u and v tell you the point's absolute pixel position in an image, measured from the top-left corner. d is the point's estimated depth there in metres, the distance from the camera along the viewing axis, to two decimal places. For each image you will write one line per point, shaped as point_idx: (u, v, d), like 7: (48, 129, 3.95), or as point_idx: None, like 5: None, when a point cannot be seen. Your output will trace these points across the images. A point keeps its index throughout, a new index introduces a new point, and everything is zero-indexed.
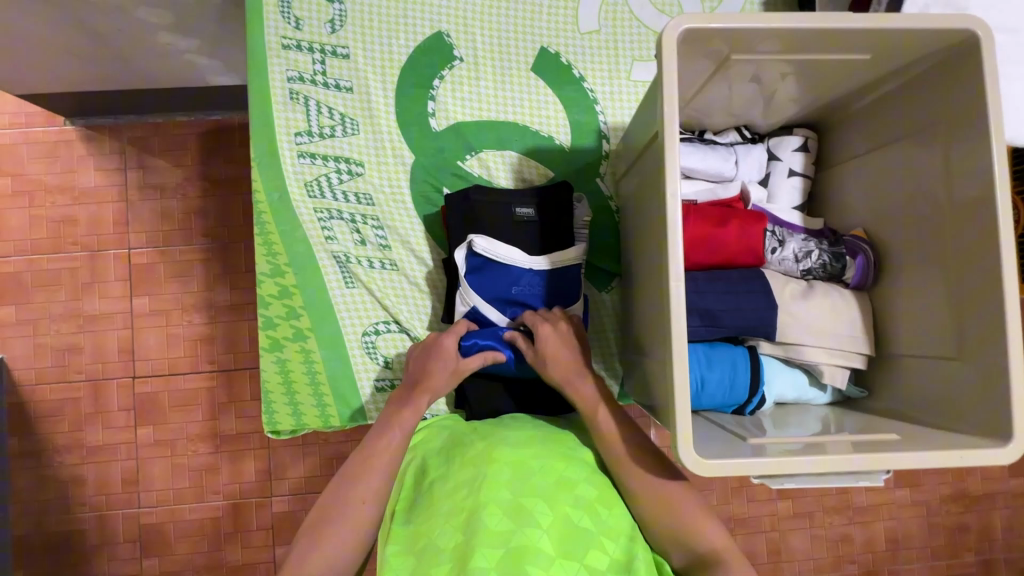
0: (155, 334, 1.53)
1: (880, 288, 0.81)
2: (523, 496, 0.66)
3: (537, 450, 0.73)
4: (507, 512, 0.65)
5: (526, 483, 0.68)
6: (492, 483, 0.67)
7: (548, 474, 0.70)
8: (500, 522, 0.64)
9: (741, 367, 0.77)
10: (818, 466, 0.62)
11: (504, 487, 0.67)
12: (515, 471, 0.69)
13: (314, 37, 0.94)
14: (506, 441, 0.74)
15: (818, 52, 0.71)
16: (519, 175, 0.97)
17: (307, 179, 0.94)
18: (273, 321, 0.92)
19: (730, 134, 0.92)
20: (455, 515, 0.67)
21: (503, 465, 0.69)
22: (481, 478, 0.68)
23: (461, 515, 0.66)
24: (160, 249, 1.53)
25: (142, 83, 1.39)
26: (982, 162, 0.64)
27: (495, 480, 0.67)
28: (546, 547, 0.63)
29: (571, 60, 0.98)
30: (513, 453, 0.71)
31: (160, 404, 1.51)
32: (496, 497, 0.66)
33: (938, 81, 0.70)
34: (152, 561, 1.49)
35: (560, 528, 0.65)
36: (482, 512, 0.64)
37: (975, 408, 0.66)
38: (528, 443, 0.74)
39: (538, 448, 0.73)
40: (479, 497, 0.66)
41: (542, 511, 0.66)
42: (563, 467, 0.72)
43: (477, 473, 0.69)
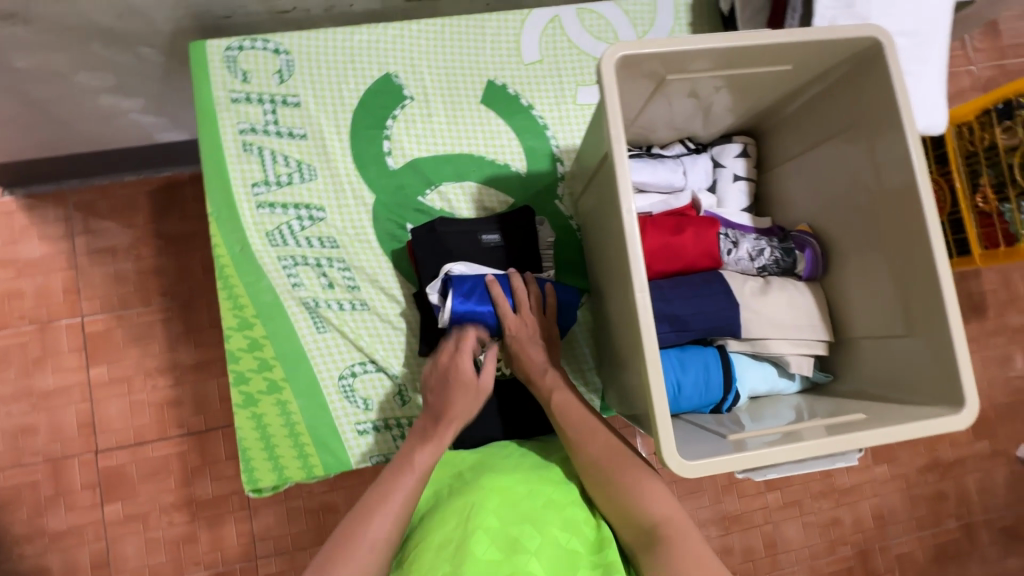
0: (117, 402, 1.46)
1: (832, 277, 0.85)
2: (511, 524, 0.67)
3: (523, 476, 0.75)
4: (497, 542, 0.65)
5: (515, 508, 0.69)
6: (481, 513, 0.67)
7: (537, 498, 0.72)
8: (488, 550, 0.64)
9: (713, 367, 0.80)
10: (795, 453, 0.65)
11: (492, 516, 0.67)
12: (504, 497, 0.70)
13: (263, 88, 0.95)
14: (493, 471, 0.74)
15: (744, 66, 0.77)
16: (480, 205, 0.99)
17: (268, 228, 0.93)
18: (244, 375, 0.90)
19: (676, 146, 0.97)
20: (443, 547, 0.66)
21: (491, 494, 0.70)
22: (470, 509, 0.68)
23: (448, 547, 0.65)
24: (115, 314, 1.48)
25: (85, 146, 1.35)
26: (902, 153, 0.70)
27: (485, 511, 0.68)
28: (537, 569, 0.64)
29: (518, 90, 1.02)
30: (502, 482, 0.72)
31: (128, 476, 1.44)
32: (485, 526, 0.66)
33: (854, 84, 0.76)
34: None
35: (550, 550, 0.66)
36: (472, 541, 0.64)
37: (930, 380, 0.70)
38: (515, 471, 0.75)
39: (525, 475, 0.75)
40: (468, 527, 0.66)
41: (530, 537, 0.66)
42: (550, 491, 0.73)
43: (466, 504, 0.69)
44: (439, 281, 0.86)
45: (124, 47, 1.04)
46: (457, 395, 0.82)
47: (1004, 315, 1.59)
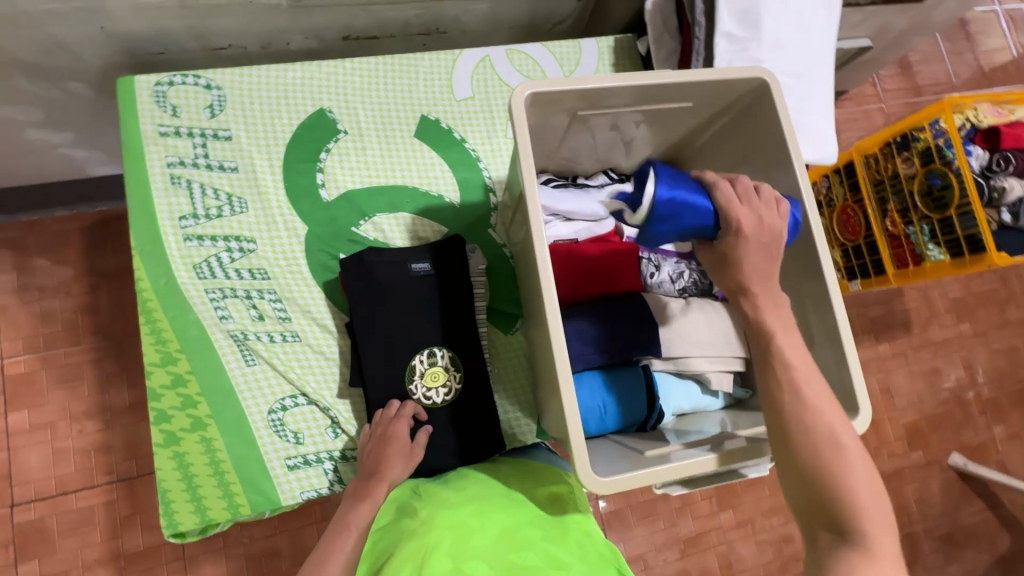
0: (39, 451, 1.37)
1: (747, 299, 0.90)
2: (465, 561, 0.64)
3: (471, 506, 0.72)
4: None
5: (467, 543, 0.66)
6: (434, 556, 0.64)
7: (489, 526, 0.69)
8: None
9: (637, 388, 0.82)
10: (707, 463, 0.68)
11: (445, 557, 0.64)
12: (455, 534, 0.67)
13: (193, 122, 0.96)
14: (442, 509, 0.71)
15: (650, 104, 0.83)
16: (414, 235, 1.01)
17: (196, 261, 0.92)
18: (166, 414, 0.87)
19: (599, 176, 1.02)
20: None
21: (443, 533, 0.67)
22: (425, 552, 0.64)
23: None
24: (40, 355, 1.40)
25: (12, 180, 1.31)
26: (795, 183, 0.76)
27: (437, 551, 0.64)
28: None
29: (451, 124, 1.06)
30: (453, 517, 0.69)
31: (48, 531, 1.34)
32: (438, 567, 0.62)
33: (750, 120, 0.83)
34: None
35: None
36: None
37: (828, 393, 0.75)
38: (465, 504, 0.73)
39: (473, 506, 0.72)
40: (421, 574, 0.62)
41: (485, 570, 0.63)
42: (504, 518, 0.71)
43: (420, 550, 0.65)
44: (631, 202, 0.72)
45: (52, 82, 1.03)
46: (393, 459, 0.83)
47: (927, 330, 1.71)
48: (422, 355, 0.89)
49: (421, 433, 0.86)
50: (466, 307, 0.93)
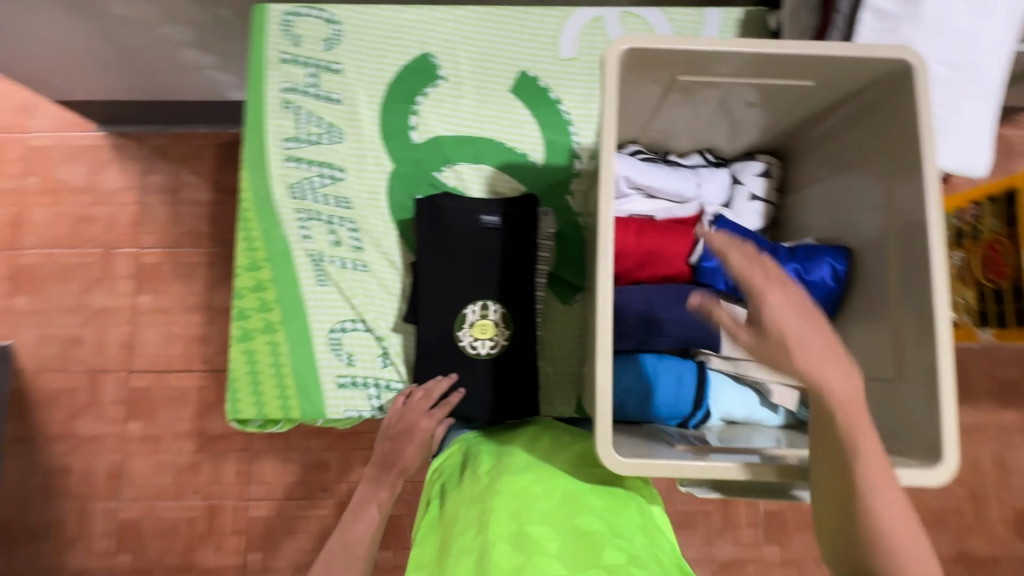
0: (154, 331, 1.59)
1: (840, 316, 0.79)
2: (530, 522, 0.64)
3: (534, 473, 0.72)
4: (516, 543, 0.61)
5: (529, 508, 0.66)
6: (499, 518, 0.65)
7: (550, 492, 0.69)
8: (504, 552, 0.61)
9: (687, 381, 0.77)
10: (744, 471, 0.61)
11: (510, 519, 0.64)
12: (516, 497, 0.68)
13: (310, 53, 1.02)
14: (508, 474, 0.72)
15: (763, 77, 0.75)
16: (492, 189, 1.02)
17: (292, 180, 0.99)
18: (245, 312, 0.96)
19: (694, 156, 0.94)
20: (464, 558, 0.63)
21: (508, 496, 0.68)
22: (488, 515, 0.66)
23: (469, 557, 0.62)
24: (167, 250, 1.61)
25: (167, 95, 1.50)
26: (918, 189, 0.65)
27: (501, 515, 0.65)
28: (559, 570, 0.59)
29: (549, 84, 1.04)
30: (515, 481, 0.70)
31: (151, 398, 1.57)
32: (501, 529, 0.63)
33: (882, 111, 0.72)
34: (126, 557, 1.54)
35: (574, 542, 0.63)
36: (491, 549, 0.61)
37: (908, 433, 0.65)
38: (530, 471, 0.73)
39: (538, 473, 0.73)
40: (486, 534, 0.63)
41: (550, 537, 0.62)
42: (565, 485, 0.71)
43: (484, 512, 0.67)
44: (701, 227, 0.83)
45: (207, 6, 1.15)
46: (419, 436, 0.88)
47: None
48: (476, 305, 0.90)
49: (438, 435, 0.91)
50: (528, 268, 0.92)
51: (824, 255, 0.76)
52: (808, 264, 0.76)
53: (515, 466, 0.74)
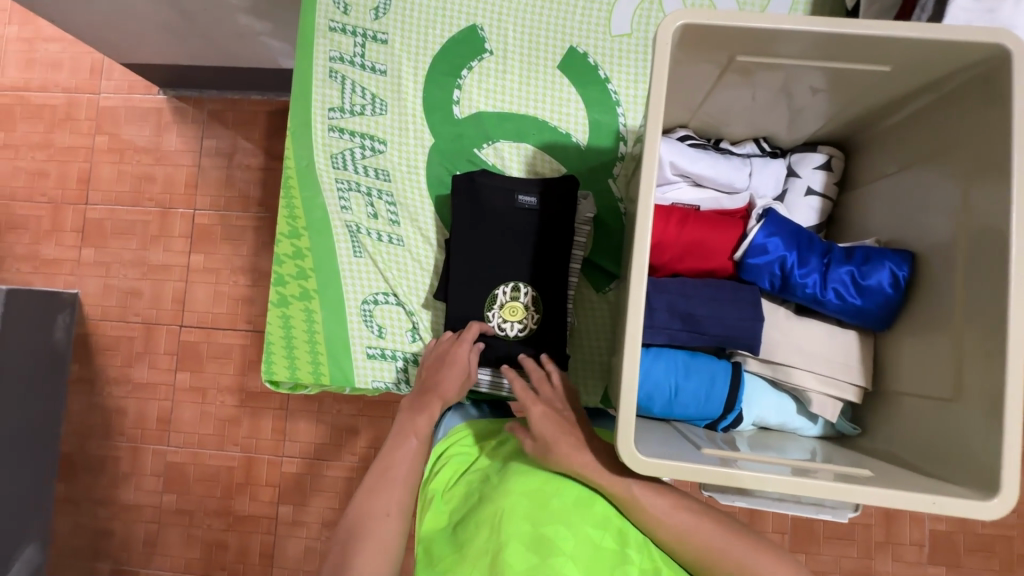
0: (204, 289, 1.67)
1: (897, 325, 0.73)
2: (545, 525, 0.65)
3: (549, 473, 0.72)
4: (533, 548, 0.63)
5: (544, 512, 0.66)
6: (511, 519, 0.66)
7: (564, 495, 0.69)
8: (518, 559, 0.62)
9: (720, 381, 0.74)
10: (777, 485, 0.57)
11: (522, 522, 0.66)
12: (530, 501, 0.68)
13: (358, 21, 1.01)
14: (516, 472, 0.73)
15: (832, 60, 0.68)
16: (531, 169, 0.99)
17: (334, 151, 1.00)
18: (283, 279, 0.99)
19: (747, 145, 0.89)
20: (477, 558, 0.64)
21: (518, 495, 0.68)
22: (502, 517, 0.66)
23: (485, 557, 0.64)
24: (219, 213, 1.68)
25: (223, 61, 1.54)
26: (1000, 196, 0.58)
27: (513, 516, 0.66)
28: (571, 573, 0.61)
29: (599, 61, 0.99)
30: (530, 483, 0.70)
31: (199, 353, 1.67)
32: (516, 533, 0.64)
33: (971, 102, 0.64)
34: (172, 497, 1.66)
35: (589, 551, 0.64)
36: (506, 552, 0.63)
37: (964, 460, 0.60)
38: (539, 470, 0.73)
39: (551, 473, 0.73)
40: (500, 535, 0.65)
41: (564, 536, 0.64)
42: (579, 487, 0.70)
43: (494, 512, 0.68)
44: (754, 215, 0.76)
45: None
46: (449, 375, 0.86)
47: None
48: (507, 286, 0.89)
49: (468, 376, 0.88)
50: (563, 252, 0.90)
51: (884, 260, 0.70)
52: (864, 268, 0.70)
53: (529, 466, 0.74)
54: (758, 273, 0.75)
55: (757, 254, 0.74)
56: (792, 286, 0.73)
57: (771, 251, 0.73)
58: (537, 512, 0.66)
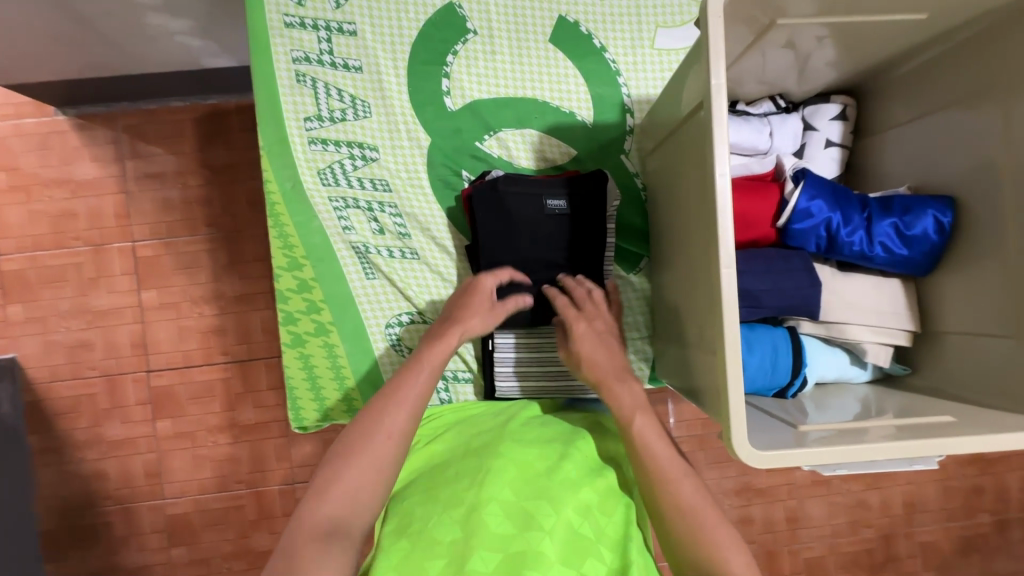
0: (167, 327, 1.48)
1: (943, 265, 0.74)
2: (529, 499, 0.64)
3: (546, 452, 0.70)
4: (512, 517, 0.62)
5: (534, 486, 0.65)
6: (497, 481, 0.65)
7: (554, 472, 0.67)
8: (496, 522, 0.61)
9: (783, 350, 0.75)
10: (884, 453, 0.60)
11: (509, 490, 0.64)
12: (519, 471, 0.67)
13: (317, 13, 0.89)
14: (514, 440, 0.71)
15: (867, 13, 0.66)
16: (541, 155, 0.93)
17: (320, 166, 0.90)
18: (293, 317, 0.89)
19: (764, 104, 0.87)
20: (452, 507, 0.63)
21: (509, 463, 0.67)
22: (488, 477, 0.65)
23: (460, 508, 0.63)
24: (163, 241, 1.47)
25: (135, 69, 1.31)
26: None
27: (502, 481, 0.65)
28: (546, 552, 0.59)
29: (591, 29, 0.93)
30: (524, 455, 0.69)
31: (176, 397, 1.48)
32: (500, 498, 0.63)
33: (1011, 39, 0.64)
34: (180, 550, 1.50)
35: (565, 534, 0.61)
36: (483, 510, 0.62)
37: None
38: (536, 444, 0.71)
39: (547, 449, 0.70)
40: (482, 493, 0.63)
41: (548, 514, 0.62)
42: (572, 467, 0.68)
43: (481, 470, 0.67)
44: (791, 178, 0.75)
45: None
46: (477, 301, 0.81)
47: None
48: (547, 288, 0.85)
49: (483, 283, 0.82)
50: (595, 243, 0.87)
51: (926, 207, 0.71)
52: (907, 218, 0.71)
53: (532, 442, 0.72)
54: (800, 236, 0.75)
55: (800, 219, 0.74)
56: (835, 246, 0.74)
57: (815, 214, 0.73)
58: (522, 494, 0.64)
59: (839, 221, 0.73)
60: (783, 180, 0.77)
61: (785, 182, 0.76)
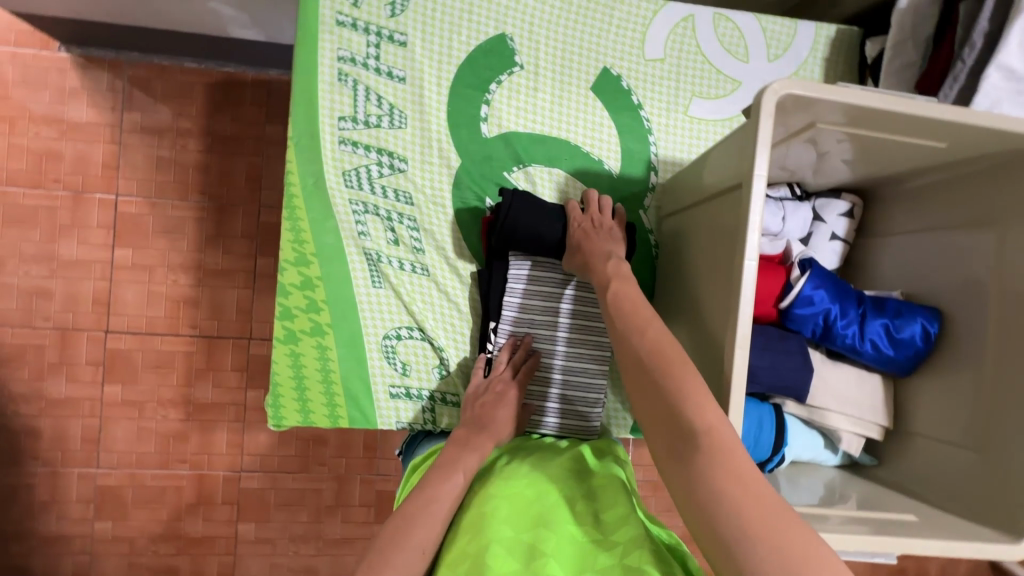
0: (136, 289, 1.41)
1: (922, 370, 0.80)
2: (525, 531, 0.64)
3: (532, 480, 0.71)
4: (514, 552, 0.61)
5: (527, 518, 0.65)
6: (493, 522, 0.64)
7: (545, 498, 0.68)
8: (503, 561, 0.60)
9: (766, 426, 0.78)
10: (867, 545, 0.63)
11: (505, 526, 0.64)
12: (513, 505, 0.67)
13: (372, 17, 0.89)
14: (500, 477, 0.72)
15: (898, 134, 0.71)
16: (563, 196, 0.95)
17: (346, 167, 0.89)
18: (290, 312, 0.88)
19: (782, 188, 0.91)
20: (457, 563, 0.62)
21: (502, 501, 0.67)
22: (484, 519, 0.65)
23: (463, 563, 0.61)
24: (150, 201, 1.41)
25: (157, 25, 1.26)
26: None
27: (498, 519, 0.65)
28: (554, 570, 0.59)
29: (632, 85, 0.96)
30: (512, 488, 0.70)
31: (133, 363, 1.41)
32: (499, 536, 0.62)
33: (1013, 181, 0.70)
34: (106, 524, 1.41)
35: (568, 553, 0.62)
36: (489, 552, 0.61)
37: (985, 504, 0.69)
38: (521, 475, 0.73)
39: (533, 479, 0.72)
40: (484, 537, 0.63)
41: (546, 539, 0.63)
42: (560, 491, 0.71)
43: (477, 515, 0.67)
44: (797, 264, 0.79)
45: None
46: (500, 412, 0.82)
47: None
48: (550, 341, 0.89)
49: (477, 369, 0.87)
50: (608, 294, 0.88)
51: (917, 315, 0.76)
52: (898, 322, 0.76)
53: (518, 469, 0.74)
54: (798, 320, 0.79)
55: (798, 308, 0.78)
56: (828, 337, 0.79)
57: (816, 303, 0.77)
58: (515, 523, 0.64)
59: (836, 312, 0.77)
60: (793, 263, 0.81)
61: (793, 266, 0.80)
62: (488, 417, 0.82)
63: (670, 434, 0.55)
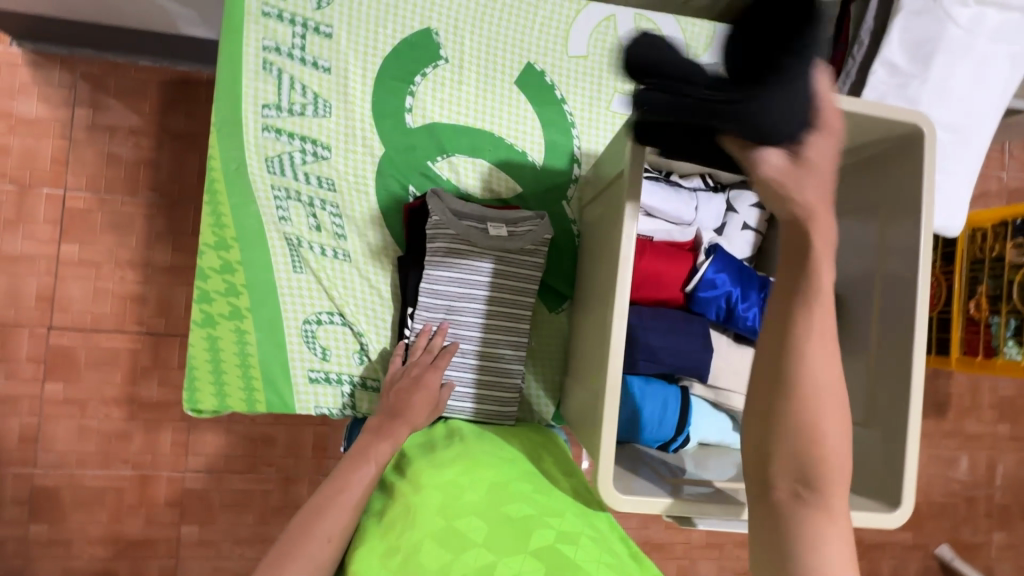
0: (82, 284, 1.38)
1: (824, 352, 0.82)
2: (456, 519, 0.63)
3: (461, 466, 0.71)
4: (444, 542, 0.61)
5: (456, 507, 0.65)
6: (422, 514, 0.65)
7: (479, 484, 0.69)
8: (433, 556, 0.60)
9: (672, 406, 0.79)
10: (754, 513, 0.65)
11: (434, 518, 0.64)
12: (444, 495, 0.67)
13: (298, 10, 0.91)
14: (432, 468, 0.72)
15: None
16: (486, 186, 0.97)
17: (269, 154, 0.90)
18: (209, 295, 0.88)
19: (695, 179, 0.94)
20: (390, 557, 0.63)
21: (435, 492, 0.68)
22: (414, 512, 0.66)
23: (395, 558, 0.62)
24: (99, 196, 1.39)
25: (107, 21, 1.26)
26: (909, 262, 0.70)
27: (426, 510, 0.65)
28: (488, 559, 0.59)
29: (555, 80, 0.99)
30: (442, 477, 0.70)
31: (75, 361, 1.37)
32: (427, 529, 0.63)
33: (887, 167, 0.75)
34: (42, 527, 1.36)
35: (503, 531, 0.62)
36: (418, 550, 0.61)
37: (870, 476, 0.72)
38: (455, 463, 0.72)
39: (465, 464, 0.72)
40: (416, 532, 0.63)
41: (478, 528, 0.63)
42: (493, 475, 0.71)
43: (406, 509, 0.67)
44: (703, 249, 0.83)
45: None
46: (416, 399, 0.82)
47: (962, 420, 1.54)
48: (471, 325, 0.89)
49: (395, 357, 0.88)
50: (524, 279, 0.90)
51: None
52: None
53: (453, 457, 0.74)
54: (704, 300, 0.81)
55: (703, 289, 0.81)
56: (734, 317, 0.81)
57: (718, 286, 0.80)
58: (447, 512, 0.65)
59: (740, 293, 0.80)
60: (701, 249, 0.84)
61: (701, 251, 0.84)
62: (402, 405, 0.82)
63: (796, 472, 0.51)
